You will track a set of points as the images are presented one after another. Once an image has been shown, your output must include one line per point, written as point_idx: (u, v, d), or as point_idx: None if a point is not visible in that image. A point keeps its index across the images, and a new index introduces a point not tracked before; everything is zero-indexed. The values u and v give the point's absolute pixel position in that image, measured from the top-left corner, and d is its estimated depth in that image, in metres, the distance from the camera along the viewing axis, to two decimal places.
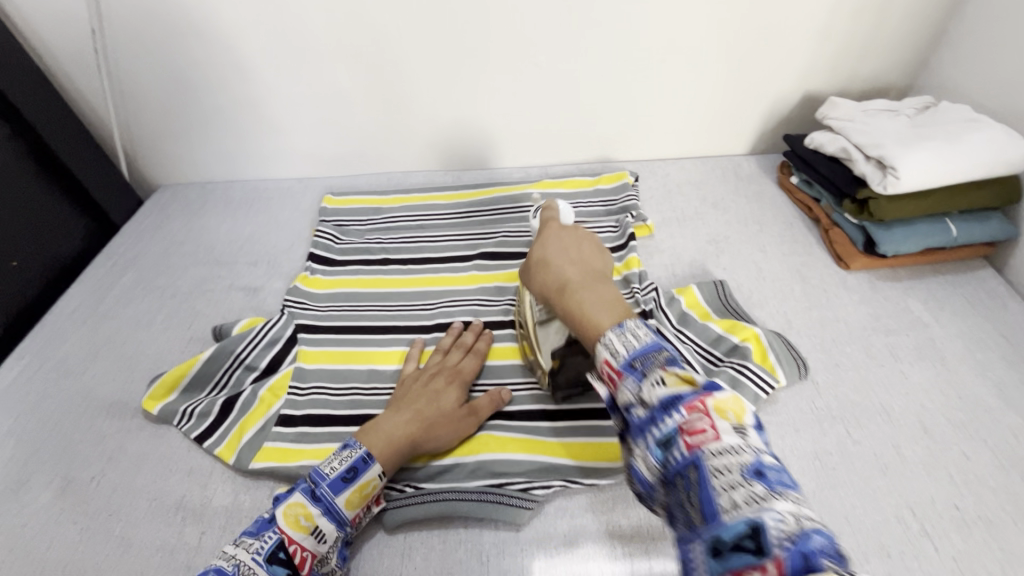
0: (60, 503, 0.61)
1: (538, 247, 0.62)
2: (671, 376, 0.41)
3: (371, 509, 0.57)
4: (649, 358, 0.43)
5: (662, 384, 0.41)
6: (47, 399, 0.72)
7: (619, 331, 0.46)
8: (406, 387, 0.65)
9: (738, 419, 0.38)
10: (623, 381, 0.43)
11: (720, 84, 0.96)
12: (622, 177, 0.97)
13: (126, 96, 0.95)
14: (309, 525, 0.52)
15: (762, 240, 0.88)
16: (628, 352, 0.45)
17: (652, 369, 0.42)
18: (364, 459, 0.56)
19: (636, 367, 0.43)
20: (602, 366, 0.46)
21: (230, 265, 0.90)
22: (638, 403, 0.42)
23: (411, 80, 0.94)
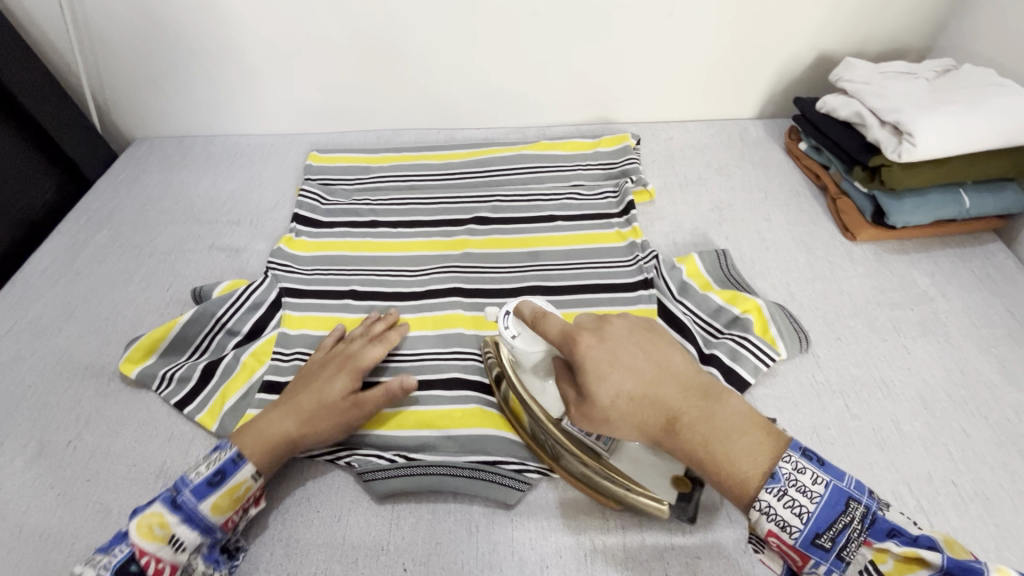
0: (35, 467, 0.59)
1: (610, 389, 0.46)
2: (888, 561, 0.40)
3: (250, 511, 0.53)
4: (833, 527, 0.41)
5: (879, 573, 0.39)
6: (20, 360, 0.69)
7: (773, 485, 0.42)
8: (310, 374, 0.60)
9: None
10: (808, 563, 0.41)
11: (732, 42, 0.91)
12: (624, 140, 0.92)
13: (96, 39, 0.89)
14: (165, 534, 0.48)
15: (767, 208, 0.84)
16: (804, 522, 0.41)
17: (850, 549, 0.40)
18: (233, 462, 0.52)
19: (824, 547, 0.41)
20: (766, 534, 0.43)
21: (212, 224, 0.86)
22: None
23: (403, 30, 0.88)
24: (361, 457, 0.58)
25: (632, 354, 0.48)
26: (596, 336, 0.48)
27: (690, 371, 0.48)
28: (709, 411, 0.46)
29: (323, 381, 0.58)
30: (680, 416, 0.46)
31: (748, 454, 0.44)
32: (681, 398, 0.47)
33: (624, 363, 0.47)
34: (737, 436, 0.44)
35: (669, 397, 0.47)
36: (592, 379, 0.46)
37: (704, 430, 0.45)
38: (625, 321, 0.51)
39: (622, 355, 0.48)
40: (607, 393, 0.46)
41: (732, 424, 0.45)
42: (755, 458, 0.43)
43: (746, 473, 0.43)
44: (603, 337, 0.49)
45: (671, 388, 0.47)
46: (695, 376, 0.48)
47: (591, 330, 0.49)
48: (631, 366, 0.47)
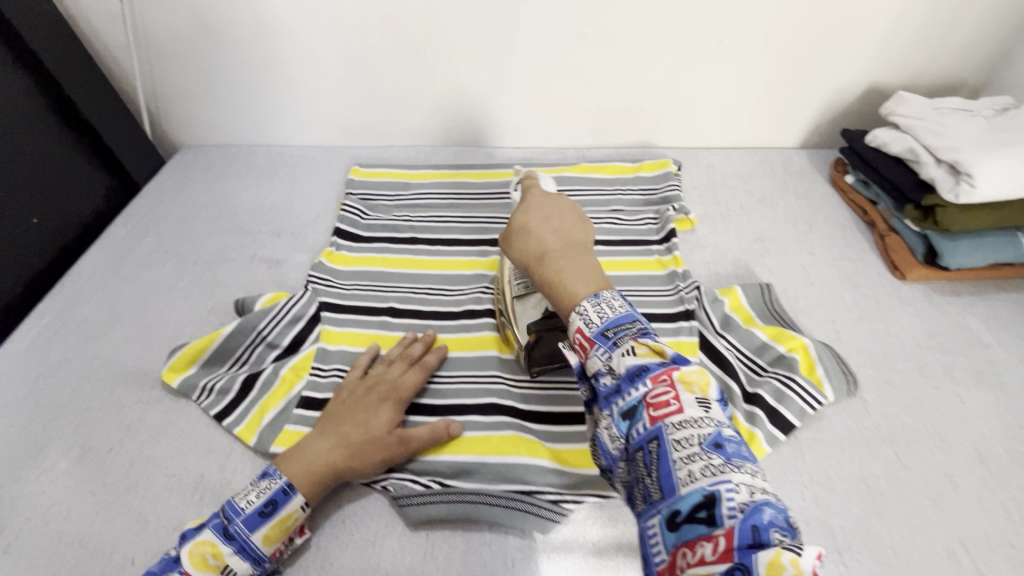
0: (78, 472, 0.60)
1: (517, 214, 0.57)
2: (641, 347, 0.41)
3: (299, 540, 0.54)
4: (620, 328, 0.43)
5: (631, 353, 0.41)
6: (66, 362, 0.70)
7: (593, 301, 0.46)
8: (353, 389, 0.62)
9: (700, 389, 0.39)
10: (594, 350, 0.43)
11: (780, 71, 0.90)
12: (665, 166, 0.91)
13: (152, 50, 0.91)
14: (218, 563, 0.50)
15: (812, 242, 0.83)
16: (601, 322, 0.44)
17: (623, 340, 0.42)
18: (284, 492, 0.53)
19: (608, 337, 0.43)
20: (575, 334, 0.45)
21: (254, 234, 0.88)
22: (607, 370, 0.42)
23: (449, 50, 0.89)
24: (397, 481, 0.58)
25: (550, 214, 0.56)
26: (529, 203, 0.57)
27: (584, 238, 0.55)
28: (575, 254, 0.51)
29: (368, 411, 0.59)
30: (551, 248, 0.52)
31: (580, 280, 0.49)
32: (560, 242, 0.53)
33: (548, 214, 0.56)
34: (581, 262, 0.51)
35: (557, 234, 0.54)
36: (517, 232, 0.55)
37: (562, 262, 0.51)
38: (571, 201, 0.59)
39: (544, 209, 0.56)
40: (518, 216, 0.56)
41: (578, 265, 0.50)
42: (582, 283, 0.48)
43: (574, 290, 0.48)
44: (531, 202, 0.57)
45: (558, 236, 0.54)
46: (581, 240, 0.54)
47: (540, 189, 0.60)
48: (548, 217, 0.55)
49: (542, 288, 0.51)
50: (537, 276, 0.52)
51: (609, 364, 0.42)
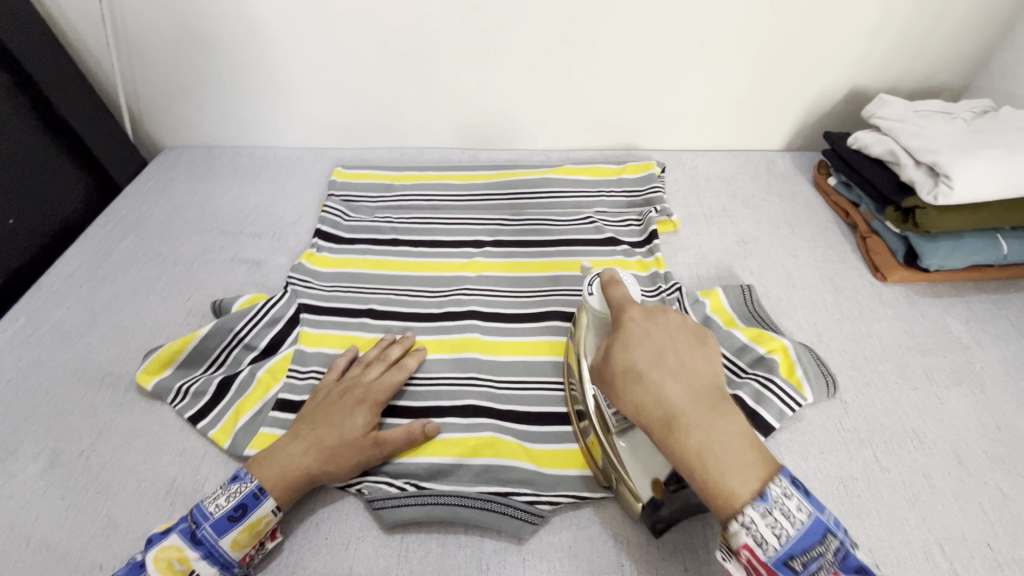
0: (47, 476, 0.59)
1: (617, 350, 0.47)
2: (831, 547, 0.39)
3: (269, 545, 0.53)
4: (811, 557, 0.40)
5: (823, 562, 0.39)
6: (40, 365, 0.69)
7: (761, 507, 0.40)
8: (325, 396, 0.61)
9: None
10: (769, 562, 0.40)
11: (763, 74, 0.90)
12: (649, 167, 0.91)
13: (133, 50, 0.91)
14: (185, 569, 0.49)
15: (794, 244, 0.83)
16: (782, 544, 0.40)
17: (818, 575, 0.40)
18: (255, 496, 0.52)
19: (793, 566, 0.40)
20: (741, 550, 0.41)
21: (235, 235, 0.87)
22: (789, 570, 0.40)
23: (434, 52, 0.89)
24: (371, 483, 0.57)
25: (662, 348, 0.46)
26: (637, 339, 0.47)
27: (713, 376, 0.46)
28: (719, 415, 0.44)
29: (343, 413, 0.58)
30: (679, 416, 0.43)
31: (736, 469, 0.41)
32: (686, 396, 0.44)
33: (663, 349, 0.46)
34: (725, 427, 0.43)
35: (684, 396, 0.44)
36: (634, 369, 0.45)
37: (702, 431, 0.43)
38: (679, 316, 0.49)
39: (656, 339, 0.46)
40: (620, 353, 0.46)
41: (725, 436, 0.42)
42: (745, 482, 0.41)
43: (730, 487, 0.41)
44: (647, 334, 0.47)
45: (681, 383, 0.45)
46: (712, 384, 0.46)
47: (637, 305, 0.49)
48: (664, 354, 0.46)
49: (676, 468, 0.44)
50: (672, 461, 0.44)
51: None
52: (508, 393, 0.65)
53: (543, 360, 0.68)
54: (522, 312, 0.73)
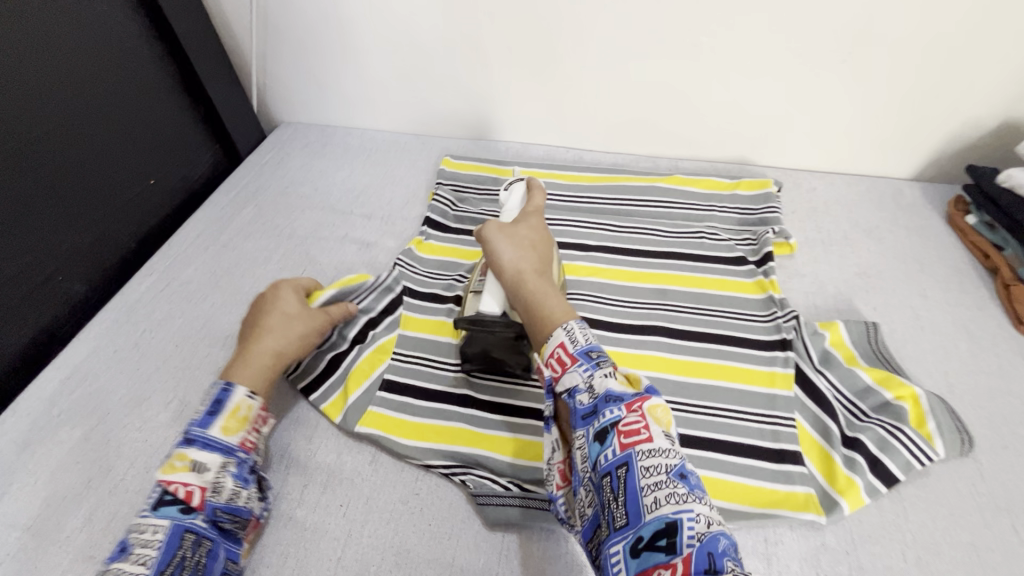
0: (176, 426, 0.64)
1: (496, 226, 0.66)
2: (620, 377, 0.49)
3: (260, 433, 0.57)
4: (602, 355, 0.51)
5: (611, 378, 0.48)
6: (170, 320, 0.75)
7: (577, 324, 0.54)
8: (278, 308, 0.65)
9: (660, 421, 0.45)
10: (574, 367, 0.50)
11: (906, 98, 0.84)
12: (766, 185, 0.87)
13: (270, 30, 0.95)
14: (185, 463, 0.51)
15: (923, 282, 0.77)
16: (584, 343, 0.52)
17: (604, 364, 0.50)
18: (226, 390, 0.57)
19: (590, 357, 0.51)
20: (556, 348, 0.53)
21: (346, 214, 0.90)
22: (586, 389, 0.49)
23: (557, 50, 0.88)
24: (476, 477, 0.58)
25: (529, 241, 0.66)
26: (508, 228, 0.66)
27: (543, 261, 0.65)
28: (543, 279, 0.62)
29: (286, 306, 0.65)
30: (527, 270, 0.61)
31: (557, 304, 0.58)
32: (534, 262, 0.63)
33: (530, 242, 0.66)
34: (552, 289, 0.61)
35: (531, 262, 0.63)
36: (506, 233, 0.66)
37: (542, 285, 0.60)
38: (545, 227, 0.70)
39: (524, 233, 0.67)
40: (499, 231, 0.65)
41: (551, 294, 0.59)
42: (562, 310, 0.57)
43: (547, 313, 0.57)
44: (512, 228, 0.67)
45: (526, 258, 0.63)
46: (541, 263, 0.64)
47: (529, 215, 0.70)
48: (529, 245, 0.65)
49: (522, 311, 0.60)
50: (518, 301, 0.60)
51: (589, 376, 0.49)
52: None
53: (649, 374, 0.67)
54: (627, 323, 0.72)
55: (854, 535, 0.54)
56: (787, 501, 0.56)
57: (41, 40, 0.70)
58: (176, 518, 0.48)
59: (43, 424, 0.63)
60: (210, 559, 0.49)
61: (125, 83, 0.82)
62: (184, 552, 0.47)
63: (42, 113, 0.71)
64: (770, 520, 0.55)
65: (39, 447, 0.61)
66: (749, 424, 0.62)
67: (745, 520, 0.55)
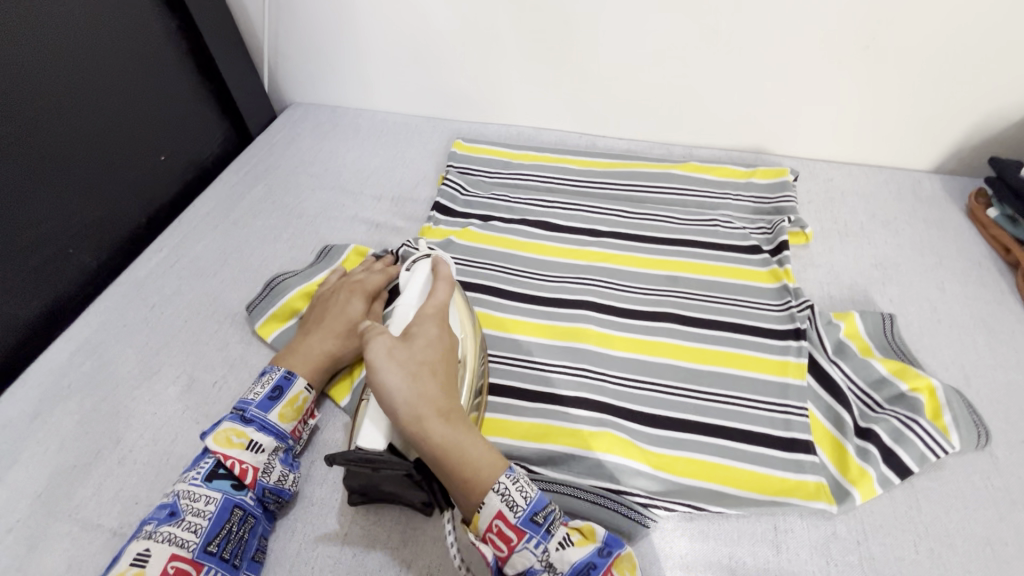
0: (184, 399, 0.64)
1: (376, 350, 0.49)
2: (576, 535, 0.46)
3: (308, 423, 0.60)
4: (549, 513, 0.46)
5: (570, 544, 0.45)
6: (179, 295, 0.74)
7: (510, 475, 0.46)
8: (335, 305, 0.66)
9: (626, 568, 0.47)
10: (524, 542, 0.45)
11: (931, 88, 0.82)
12: (783, 174, 0.86)
13: (282, 7, 0.93)
14: (243, 441, 0.54)
15: (941, 275, 0.76)
16: (525, 505, 0.45)
17: (554, 526, 0.46)
18: (287, 377, 0.59)
19: (538, 523, 0.45)
20: (493, 519, 0.45)
21: (356, 195, 0.89)
22: (547, 566, 0.45)
23: (573, 33, 0.87)
24: None
25: (416, 365, 0.49)
26: (401, 346, 0.50)
27: (441, 392, 0.49)
28: (451, 421, 0.48)
29: (340, 302, 0.66)
30: (436, 408, 0.48)
31: (484, 460, 0.47)
32: (433, 402, 0.48)
33: (418, 363, 0.49)
34: (473, 436, 0.48)
35: (434, 400, 0.48)
36: (396, 356, 0.49)
37: (457, 429, 0.47)
38: (438, 324, 0.53)
39: (416, 352, 0.50)
40: (378, 362, 0.49)
41: (471, 442, 0.48)
42: (489, 459, 0.47)
43: (476, 477, 0.46)
44: (405, 344, 0.50)
45: (421, 388, 0.48)
46: (440, 398, 0.49)
47: (428, 310, 0.54)
48: (419, 364, 0.49)
49: (429, 463, 0.48)
50: (423, 452, 0.48)
51: (544, 548, 0.45)
52: (621, 389, 0.63)
53: (660, 361, 0.66)
54: (638, 309, 0.71)
55: (865, 525, 0.54)
56: (798, 490, 0.55)
57: (52, 12, 0.70)
58: (228, 492, 0.51)
59: (53, 395, 0.64)
60: (251, 535, 0.52)
61: (136, 59, 0.81)
62: (231, 526, 0.50)
63: (53, 84, 0.71)
64: (780, 508, 0.55)
65: (48, 417, 0.62)
66: (760, 412, 0.61)
67: (755, 507, 0.55)
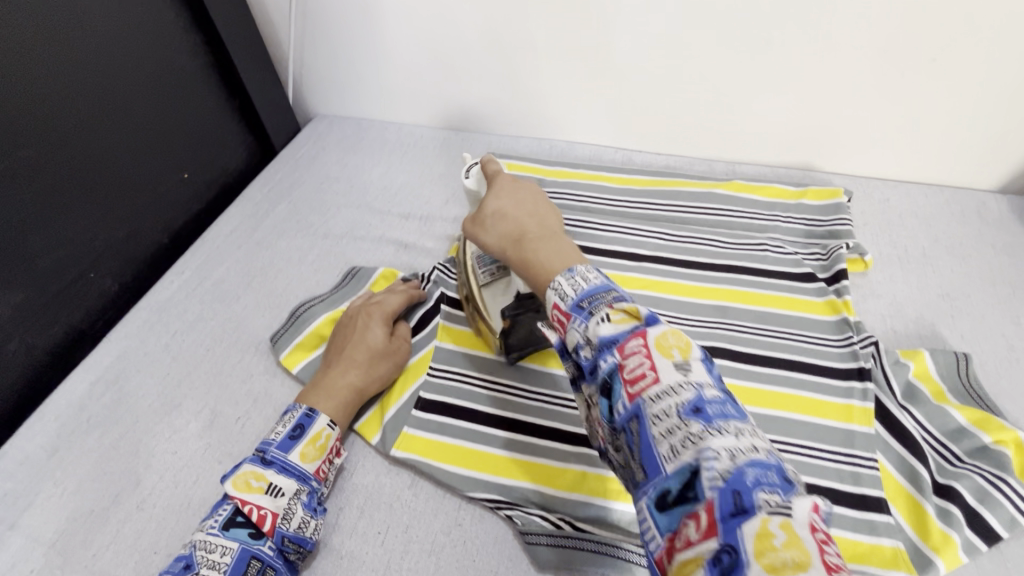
0: (206, 436, 0.60)
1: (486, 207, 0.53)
2: (617, 313, 0.37)
3: (334, 463, 0.56)
4: (596, 297, 0.38)
5: (606, 320, 0.37)
6: (201, 322, 0.71)
7: (568, 275, 0.41)
8: (353, 334, 0.63)
9: (679, 353, 0.35)
10: (571, 324, 0.38)
11: (1002, 103, 0.76)
12: (837, 195, 0.80)
13: (309, 18, 0.90)
14: (261, 484, 0.50)
15: (1016, 307, 0.70)
16: (576, 294, 0.40)
17: (598, 308, 0.38)
18: (307, 415, 0.56)
19: (584, 307, 0.38)
20: (551, 311, 0.41)
21: (383, 213, 0.86)
22: (586, 344, 0.37)
23: (613, 44, 0.82)
24: (524, 513, 0.53)
25: (518, 201, 0.53)
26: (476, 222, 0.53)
27: (532, 225, 0.49)
28: (547, 238, 0.47)
29: (359, 329, 0.63)
30: (530, 231, 0.49)
31: (559, 260, 0.44)
32: (533, 228, 0.49)
33: (513, 225, 0.50)
34: (556, 246, 0.46)
35: (514, 230, 0.49)
36: (477, 221, 0.53)
37: (542, 245, 0.46)
38: (534, 190, 0.55)
39: (502, 201, 0.53)
40: (488, 206, 0.53)
41: (550, 251, 0.45)
42: (562, 257, 0.45)
43: (550, 271, 0.44)
44: (480, 210, 0.53)
45: (512, 223, 0.50)
46: (528, 227, 0.49)
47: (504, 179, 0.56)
48: (519, 240, 0.48)
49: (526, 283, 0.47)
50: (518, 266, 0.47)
51: (585, 327, 0.37)
52: None
53: None
54: None
55: None
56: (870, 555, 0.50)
57: (73, 29, 0.67)
58: (245, 542, 0.48)
59: (72, 430, 0.61)
60: None
61: (160, 75, 0.79)
62: None
63: (74, 102, 0.68)
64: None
65: (67, 453, 0.59)
66: (825, 464, 0.56)
67: None
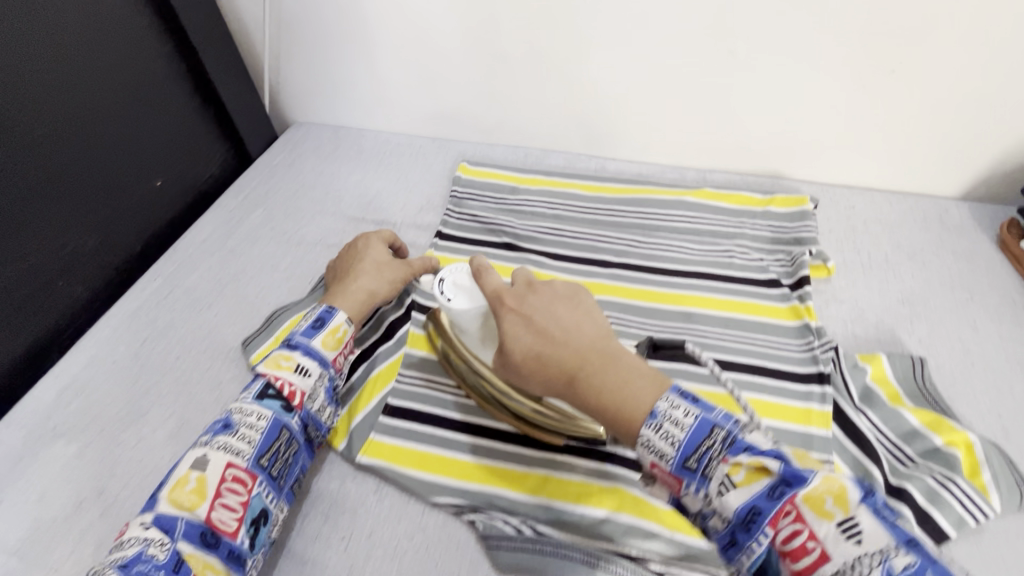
0: (173, 443, 0.61)
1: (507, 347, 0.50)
2: (738, 472, 0.37)
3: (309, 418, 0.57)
4: (703, 452, 0.39)
5: (730, 487, 0.37)
6: (171, 329, 0.72)
7: (653, 423, 0.42)
8: (365, 271, 0.68)
9: (835, 509, 0.35)
10: (685, 488, 0.40)
11: (959, 112, 0.78)
12: (802, 202, 0.82)
13: (284, 27, 0.91)
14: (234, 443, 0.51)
15: (973, 312, 0.72)
16: (676, 450, 0.40)
17: (712, 467, 0.39)
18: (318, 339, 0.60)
19: (693, 469, 0.39)
20: (651, 468, 0.42)
21: (357, 221, 0.86)
22: (716, 514, 0.39)
23: (582, 53, 0.84)
24: (486, 518, 0.54)
25: (548, 329, 0.50)
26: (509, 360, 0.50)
27: (581, 355, 0.48)
28: (605, 369, 0.46)
29: (372, 270, 0.69)
30: (578, 369, 0.47)
31: (635, 395, 0.44)
32: (578, 358, 0.48)
33: (541, 354, 0.49)
34: (615, 375, 0.46)
35: (556, 373, 0.48)
36: (508, 368, 0.51)
37: (597, 379, 0.46)
38: (554, 303, 0.51)
39: (528, 333, 0.50)
40: (512, 345, 0.50)
41: (616, 380, 0.45)
42: (639, 395, 0.44)
43: (633, 416, 0.43)
44: (507, 351, 0.50)
45: (557, 359, 0.48)
46: (572, 363, 0.48)
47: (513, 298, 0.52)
48: (540, 357, 0.49)
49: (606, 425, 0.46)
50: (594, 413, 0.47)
51: (705, 494, 0.39)
52: None
53: None
54: None
55: None
56: None
57: (45, 37, 0.67)
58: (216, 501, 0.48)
59: (36, 438, 0.61)
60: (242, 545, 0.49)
61: (133, 83, 0.79)
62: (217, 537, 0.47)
63: (45, 110, 0.68)
64: None
65: (31, 462, 0.59)
66: None
67: None
